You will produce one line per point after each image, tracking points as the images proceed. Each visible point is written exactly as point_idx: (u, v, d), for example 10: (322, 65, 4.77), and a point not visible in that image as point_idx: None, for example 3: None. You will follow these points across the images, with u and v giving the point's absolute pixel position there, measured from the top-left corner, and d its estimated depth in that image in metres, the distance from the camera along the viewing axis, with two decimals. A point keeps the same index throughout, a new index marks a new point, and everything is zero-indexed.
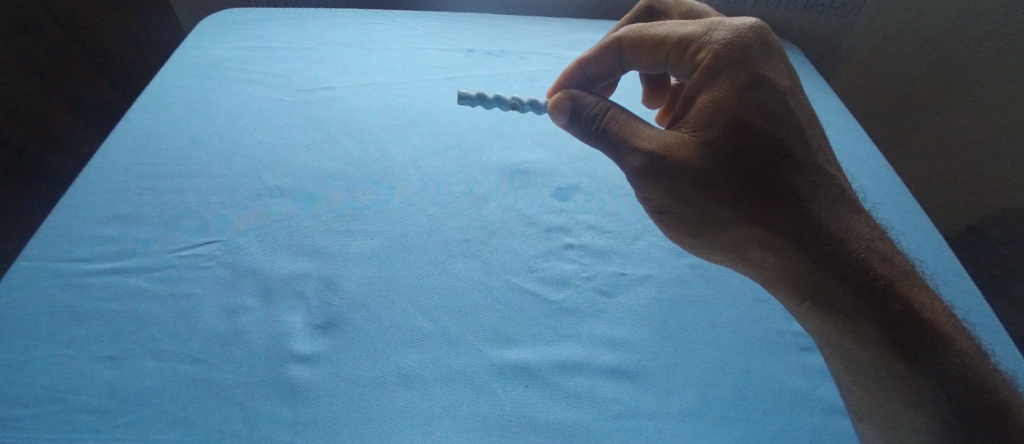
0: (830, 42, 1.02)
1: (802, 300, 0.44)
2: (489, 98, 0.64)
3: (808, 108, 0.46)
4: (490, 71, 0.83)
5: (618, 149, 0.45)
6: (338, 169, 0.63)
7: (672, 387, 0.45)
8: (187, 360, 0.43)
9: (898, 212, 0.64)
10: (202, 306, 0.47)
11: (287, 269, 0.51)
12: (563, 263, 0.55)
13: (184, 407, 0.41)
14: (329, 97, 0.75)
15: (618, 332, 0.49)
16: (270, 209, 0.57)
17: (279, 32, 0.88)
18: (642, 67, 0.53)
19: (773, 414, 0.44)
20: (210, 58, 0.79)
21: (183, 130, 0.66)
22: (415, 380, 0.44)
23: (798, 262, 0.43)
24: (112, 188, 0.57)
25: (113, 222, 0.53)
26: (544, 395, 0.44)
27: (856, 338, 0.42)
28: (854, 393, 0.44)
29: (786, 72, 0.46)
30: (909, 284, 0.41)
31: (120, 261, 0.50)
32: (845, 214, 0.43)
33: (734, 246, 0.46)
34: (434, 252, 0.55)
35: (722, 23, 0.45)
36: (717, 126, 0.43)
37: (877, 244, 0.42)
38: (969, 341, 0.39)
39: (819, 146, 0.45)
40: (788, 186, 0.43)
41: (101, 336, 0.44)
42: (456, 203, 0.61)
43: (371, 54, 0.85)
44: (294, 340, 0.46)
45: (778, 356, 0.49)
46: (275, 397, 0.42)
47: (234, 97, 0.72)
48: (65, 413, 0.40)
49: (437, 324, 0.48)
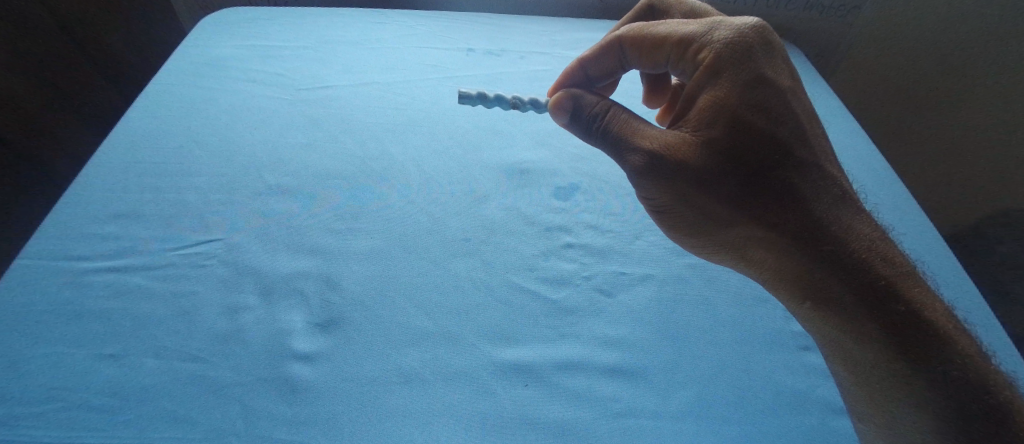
0: (832, 41, 1.02)
1: (803, 301, 0.44)
2: (489, 97, 0.64)
3: (809, 108, 0.46)
4: (489, 70, 0.83)
5: (618, 148, 0.45)
6: (337, 168, 0.64)
7: (673, 386, 0.45)
8: (187, 358, 0.44)
9: (901, 212, 0.63)
10: (202, 304, 0.48)
11: (287, 267, 0.51)
12: (563, 262, 0.55)
13: (184, 405, 0.41)
14: (328, 96, 0.75)
15: (618, 331, 0.49)
16: (270, 208, 0.57)
17: (279, 31, 0.88)
18: (643, 66, 0.52)
19: (774, 413, 0.44)
20: (212, 58, 0.80)
21: (183, 129, 0.66)
22: (415, 380, 0.44)
23: (799, 262, 0.43)
24: (113, 187, 0.57)
25: (114, 221, 0.54)
26: (544, 394, 0.44)
27: (857, 339, 0.41)
28: (854, 394, 0.43)
29: (787, 72, 0.46)
30: (911, 286, 0.40)
31: (121, 259, 0.50)
32: (847, 214, 0.43)
33: (734, 246, 0.46)
34: (433, 251, 0.55)
35: (723, 22, 0.45)
36: (718, 126, 0.43)
37: (879, 245, 0.42)
38: (970, 343, 0.39)
39: (820, 146, 0.45)
40: (789, 186, 0.43)
41: (102, 334, 0.45)
42: (455, 202, 0.61)
43: (371, 54, 0.85)
44: (294, 339, 0.46)
45: (780, 356, 0.48)
46: (275, 396, 0.42)
47: (234, 97, 0.73)
48: (66, 411, 0.40)
49: (438, 323, 0.48)
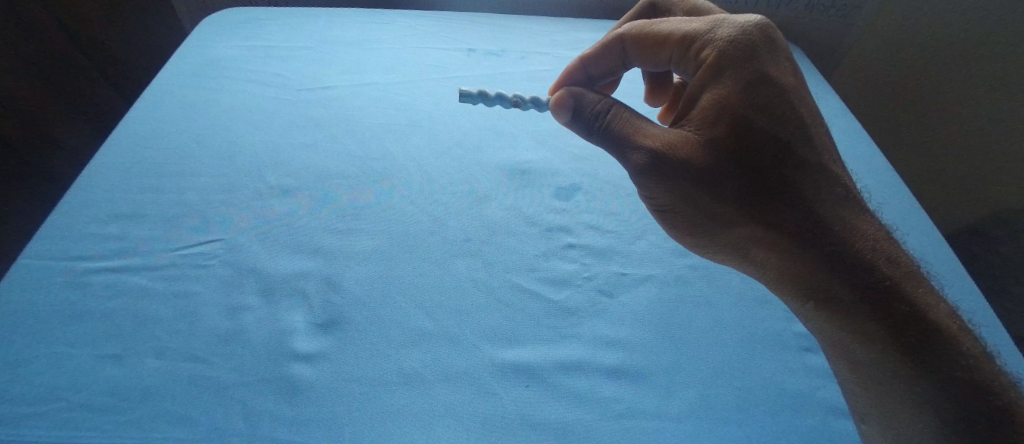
0: (833, 41, 1.02)
1: (806, 301, 0.44)
2: (490, 96, 0.64)
3: (813, 107, 0.46)
4: (489, 71, 0.83)
5: (621, 147, 0.45)
6: (338, 168, 0.64)
7: (674, 387, 0.45)
8: (188, 358, 0.44)
9: (903, 212, 0.63)
10: (203, 304, 0.48)
11: (288, 267, 0.51)
12: (563, 263, 0.55)
13: (185, 405, 0.41)
14: (329, 97, 0.75)
15: (619, 332, 0.49)
16: (270, 209, 0.57)
17: (279, 32, 0.88)
18: (645, 65, 0.52)
19: (775, 415, 0.44)
20: (213, 58, 0.80)
21: (184, 130, 0.66)
22: (416, 380, 0.44)
23: (802, 262, 0.43)
24: (115, 187, 0.57)
25: (115, 222, 0.54)
26: (545, 395, 0.44)
27: (860, 339, 0.41)
28: (857, 395, 0.43)
29: (791, 71, 0.46)
30: (916, 286, 0.40)
31: (122, 259, 0.50)
32: (851, 213, 0.43)
33: (737, 246, 0.46)
34: (434, 251, 0.55)
35: (725, 21, 0.45)
36: (721, 125, 0.43)
37: (883, 245, 0.42)
38: (974, 343, 0.39)
39: (823, 145, 0.45)
40: (792, 186, 0.43)
41: (103, 334, 0.45)
42: (456, 202, 0.61)
43: (371, 54, 0.85)
44: (294, 338, 0.46)
45: (781, 357, 0.48)
46: (275, 397, 0.42)
47: (236, 97, 0.73)
48: (67, 411, 0.40)
49: (438, 323, 0.48)
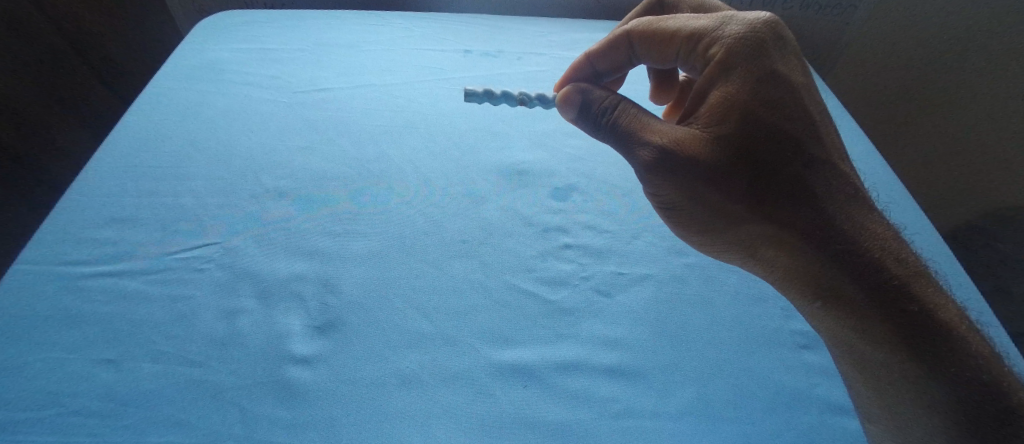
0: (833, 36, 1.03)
1: (813, 300, 0.44)
2: (496, 94, 0.65)
3: (821, 105, 0.46)
4: (488, 71, 0.83)
5: (628, 143, 0.45)
6: (335, 170, 0.64)
7: (672, 386, 0.45)
8: (187, 363, 0.44)
9: (910, 211, 0.63)
10: (203, 307, 0.48)
11: (287, 270, 0.51)
12: (560, 263, 0.55)
13: (184, 409, 0.41)
14: (328, 98, 0.75)
15: (618, 332, 0.49)
16: (270, 211, 0.58)
17: (276, 33, 0.88)
18: (652, 61, 0.52)
19: (773, 413, 0.44)
20: (210, 62, 0.80)
21: (181, 133, 0.66)
22: (415, 382, 0.44)
23: (810, 260, 0.42)
24: (111, 191, 0.57)
25: (111, 226, 0.53)
26: (543, 395, 0.44)
27: (867, 338, 0.41)
28: (862, 394, 0.43)
29: (799, 69, 0.46)
30: (922, 284, 0.40)
31: (120, 263, 0.50)
32: (860, 212, 0.42)
33: (743, 244, 0.46)
34: (433, 252, 0.55)
35: (734, 17, 0.45)
36: (728, 123, 0.43)
37: (892, 244, 0.42)
38: (983, 344, 0.39)
39: (832, 143, 0.45)
40: (800, 185, 0.43)
41: (100, 339, 0.45)
42: (454, 204, 0.61)
43: (369, 55, 0.85)
44: (294, 342, 0.46)
45: (779, 355, 0.48)
46: (275, 402, 0.42)
47: (232, 100, 0.73)
48: (65, 417, 0.40)
49: (436, 325, 0.48)
